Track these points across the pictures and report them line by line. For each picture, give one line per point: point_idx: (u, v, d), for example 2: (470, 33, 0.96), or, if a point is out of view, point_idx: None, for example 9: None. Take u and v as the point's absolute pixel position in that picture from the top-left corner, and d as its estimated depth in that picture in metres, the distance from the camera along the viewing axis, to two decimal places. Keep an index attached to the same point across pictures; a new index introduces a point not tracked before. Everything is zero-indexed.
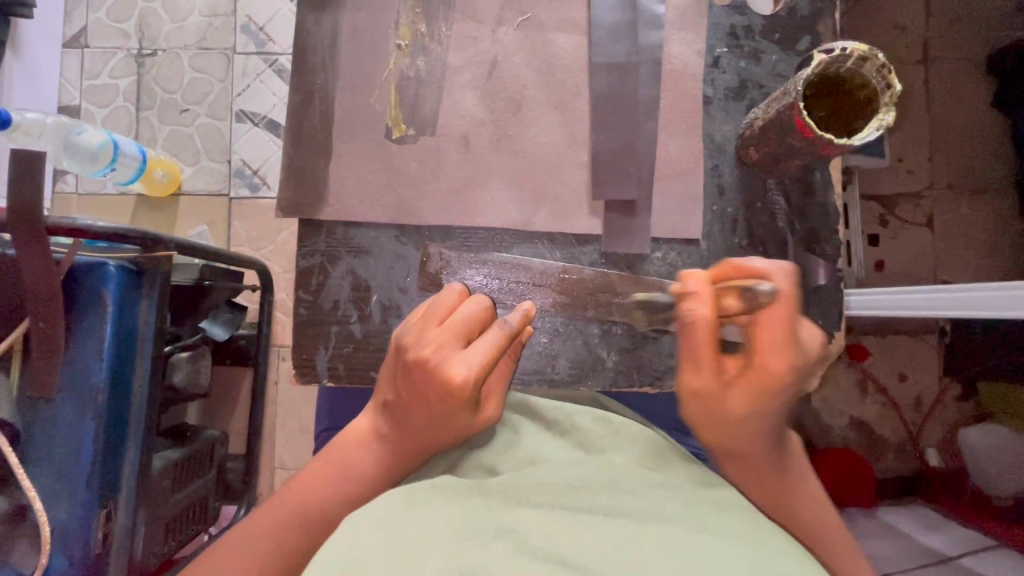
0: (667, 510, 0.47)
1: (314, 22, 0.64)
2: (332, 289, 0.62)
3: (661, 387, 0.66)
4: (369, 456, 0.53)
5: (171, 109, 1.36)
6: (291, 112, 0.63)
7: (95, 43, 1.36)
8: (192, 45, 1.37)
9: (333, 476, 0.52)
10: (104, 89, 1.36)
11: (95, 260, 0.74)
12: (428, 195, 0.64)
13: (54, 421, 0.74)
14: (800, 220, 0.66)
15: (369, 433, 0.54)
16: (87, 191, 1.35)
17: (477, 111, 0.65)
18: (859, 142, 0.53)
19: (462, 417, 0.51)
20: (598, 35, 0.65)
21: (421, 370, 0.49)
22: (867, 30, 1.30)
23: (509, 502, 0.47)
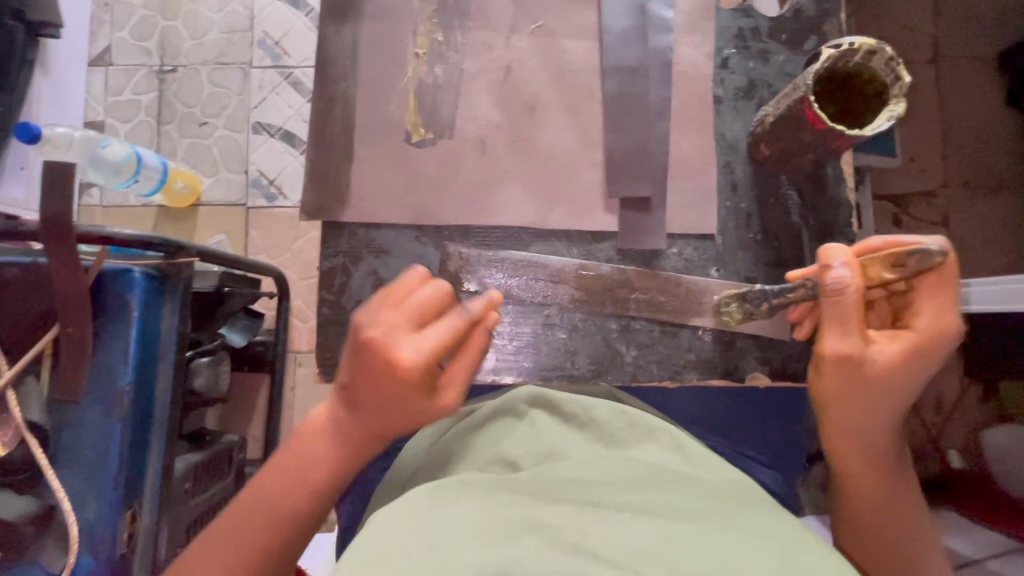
0: (691, 508, 0.47)
1: (336, 34, 0.67)
2: (354, 289, 0.64)
3: (682, 381, 0.65)
4: (329, 456, 0.49)
5: (191, 122, 1.41)
6: (314, 119, 0.66)
7: (119, 61, 1.41)
8: (210, 61, 1.41)
9: (297, 480, 0.48)
10: (127, 105, 1.41)
11: (123, 266, 0.77)
12: (446, 196, 0.65)
13: (82, 424, 0.77)
14: (813, 215, 0.67)
15: (322, 431, 0.49)
16: (111, 203, 1.39)
17: (493, 115, 0.67)
18: (871, 133, 0.54)
19: (417, 406, 0.46)
20: (609, 40, 0.67)
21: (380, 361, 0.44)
22: (874, 32, 1.31)
23: (537, 498, 0.48)
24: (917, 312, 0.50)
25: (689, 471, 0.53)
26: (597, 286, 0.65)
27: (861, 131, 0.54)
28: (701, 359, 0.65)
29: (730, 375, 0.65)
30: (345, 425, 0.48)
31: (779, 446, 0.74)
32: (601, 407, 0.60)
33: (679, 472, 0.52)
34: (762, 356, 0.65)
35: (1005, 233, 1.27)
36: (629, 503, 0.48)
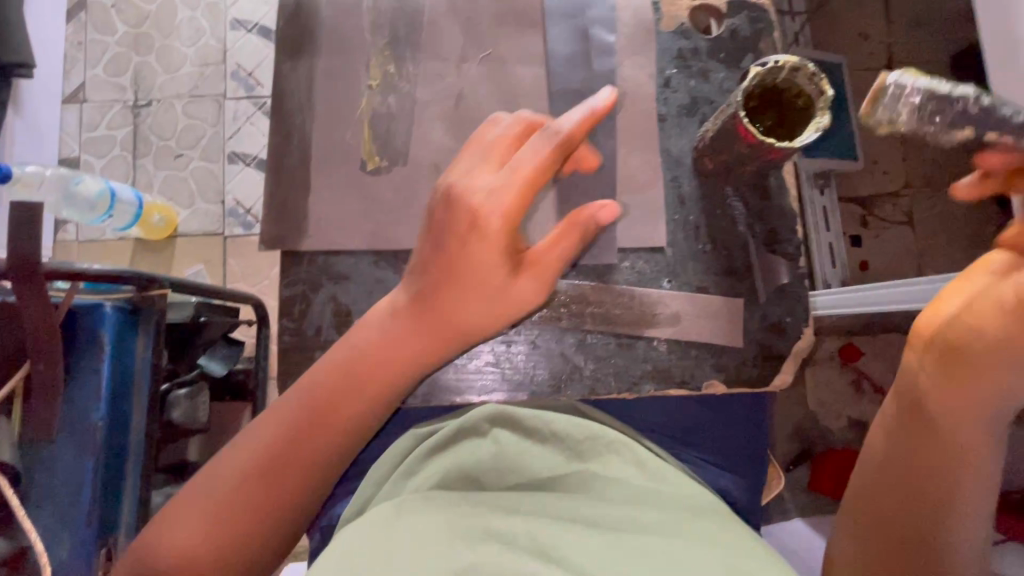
0: (643, 521, 0.51)
1: (291, 69, 0.69)
2: (314, 315, 0.65)
3: (640, 392, 0.67)
4: (378, 343, 0.54)
5: (167, 154, 1.42)
6: (271, 151, 0.67)
7: (94, 97, 1.43)
8: (185, 94, 1.43)
9: (363, 366, 0.54)
10: (101, 140, 1.42)
11: (94, 301, 0.78)
12: (403, 220, 0.67)
13: (55, 462, 0.77)
14: (759, 223, 0.70)
15: (395, 319, 0.54)
16: (87, 238, 1.40)
17: (446, 141, 0.69)
18: (801, 144, 0.56)
19: (493, 272, 0.52)
20: (554, 65, 0.70)
21: (481, 234, 0.51)
22: (827, 42, 1.36)
23: (497, 510, 0.50)
24: None
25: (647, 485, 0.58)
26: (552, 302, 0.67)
27: (791, 142, 0.57)
28: (657, 369, 0.67)
29: (686, 384, 0.67)
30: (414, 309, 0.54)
31: (745, 450, 0.75)
32: (566, 424, 0.62)
33: (636, 486, 0.57)
34: (717, 363, 0.67)
35: (966, 230, 1.32)
36: (584, 518, 0.51)
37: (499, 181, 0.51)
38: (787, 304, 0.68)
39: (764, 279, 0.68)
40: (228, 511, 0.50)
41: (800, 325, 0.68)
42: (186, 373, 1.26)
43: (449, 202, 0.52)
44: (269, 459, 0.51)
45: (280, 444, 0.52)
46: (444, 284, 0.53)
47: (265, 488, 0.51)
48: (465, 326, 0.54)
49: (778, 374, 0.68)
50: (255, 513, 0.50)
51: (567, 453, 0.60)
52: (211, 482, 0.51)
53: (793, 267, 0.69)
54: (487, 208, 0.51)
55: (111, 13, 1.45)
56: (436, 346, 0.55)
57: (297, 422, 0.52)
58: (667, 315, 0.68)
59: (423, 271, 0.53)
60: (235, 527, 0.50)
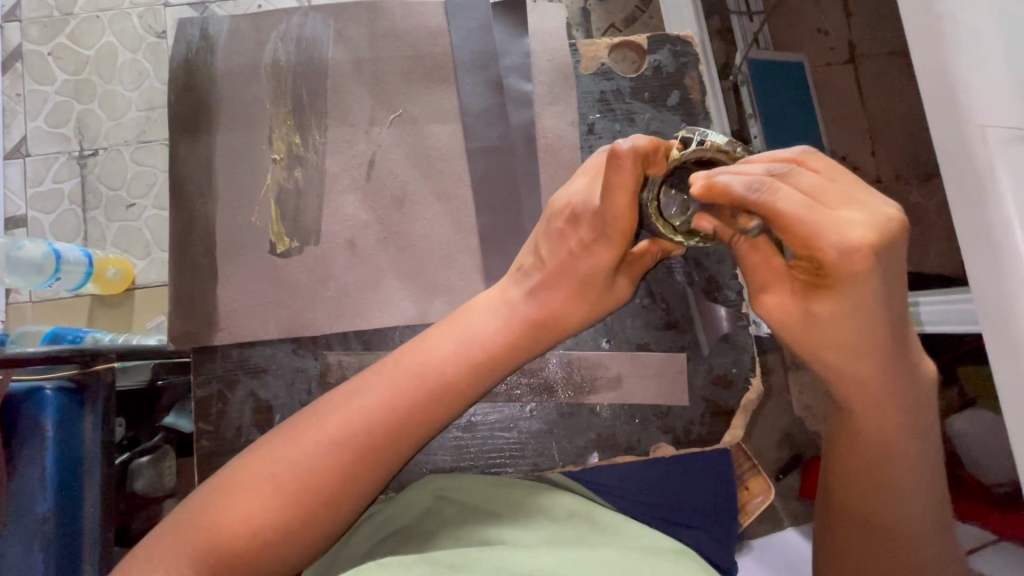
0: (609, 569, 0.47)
1: (189, 148, 0.65)
2: (233, 414, 0.62)
3: (586, 463, 0.63)
4: (520, 338, 0.55)
5: (117, 205, 1.30)
6: (174, 240, 0.63)
7: (36, 151, 1.30)
8: (132, 140, 1.31)
9: (382, 421, 0.50)
10: (49, 195, 1.30)
11: (32, 383, 0.75)
12: (319, 304, 0.63)
13: (4, 556, 0.73)
14: (698, 271, 0.66)
15: (516, 320, 0.55)
16: (42, 298, 1.27)
17: (361, 214, 0.65)
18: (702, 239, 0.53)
19: (563, 310, 0.56)
20: (470, 121, 0.66)
21: (584, 249, 0.55)
22: (788, 37, 1.29)
23: (455, 568, 0.47)
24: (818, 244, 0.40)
25: (605, 538, 0.53)
26: None
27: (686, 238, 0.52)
28: (602, 436, 0.63)
29: (634, 450, 0.64)
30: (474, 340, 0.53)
31: (707, 507, 0.70)
32: (510, 486, 0.59)
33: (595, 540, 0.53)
34: (663, 425, 0.64)
35: None
36: (545, 567, 0.47)
37: (589, 196, 0.55)
38: (732, 355, 0.65)
39: (706, 330, 0.65)
40: (283, 527, 0.46)
41: (748, 375, 0.64)
42: (147, 439, 1.14)
43: (550, 222, 0.56)
44: (326, 474, 0.47)
45: (342, 462, 0.48)
46: (545, 279, 0.55)
47: (294, 517, 0.47)
48: (569, 320, 0.56)
49: (729, 430, 0.64)
50: (297, 525, 0.47)
51: (514, 509, 0.56)
52: (235, 500, 0.46)
53: (736, 315, 0.65)
54: (585, 216, 0.55)
55: (48, 61, 1.32)
56: (541, 342, 0.56)
57: (348, 432, 0.49)
58: (607, 378, 0.64)
59: (531, 280, 0.56)
60: (275, 542, 0.46)
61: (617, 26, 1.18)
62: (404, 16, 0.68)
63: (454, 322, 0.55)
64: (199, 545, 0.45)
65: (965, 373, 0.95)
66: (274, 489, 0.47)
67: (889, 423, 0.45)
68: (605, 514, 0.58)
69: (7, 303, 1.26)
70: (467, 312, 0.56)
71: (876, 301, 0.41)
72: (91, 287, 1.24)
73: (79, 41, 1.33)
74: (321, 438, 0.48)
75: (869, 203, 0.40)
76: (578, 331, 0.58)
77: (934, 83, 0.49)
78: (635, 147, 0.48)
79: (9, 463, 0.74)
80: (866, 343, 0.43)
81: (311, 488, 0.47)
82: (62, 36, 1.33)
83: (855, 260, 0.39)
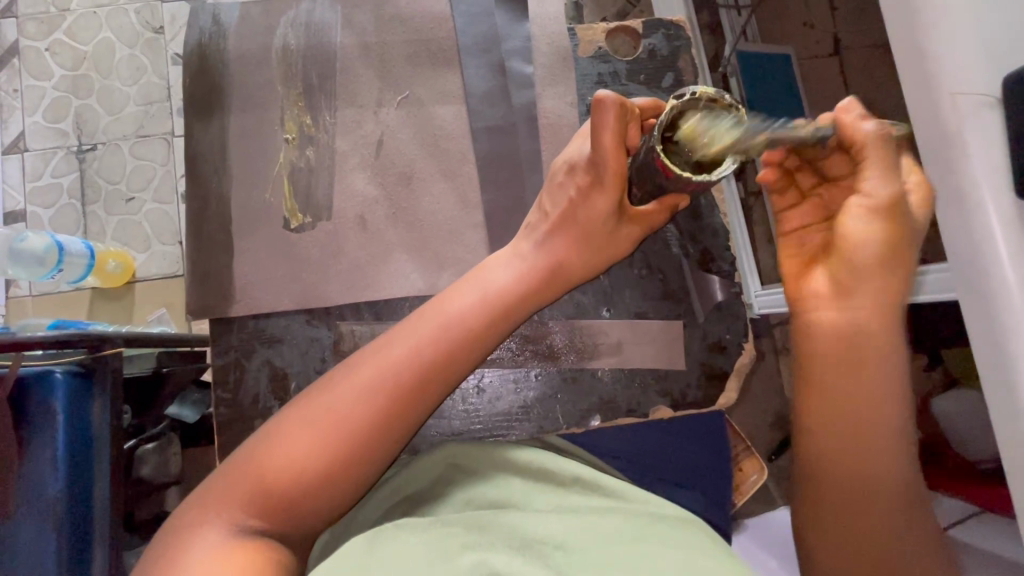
0: (611, 537, 0.51)
1: (202, 129, 0.68)
2: (250, 382, 0.64)
3: (587, 426, 0.66)
4: (534, 287, 0.58)
5: (116, 199, 1.31)
6: (189, 219, 0.66)
7: (34, 146, 1.32)
8: (130, 134, 1.33)
9: (416, 363, 0.52)
10: (47, 190, 1.31)
11: (44, 367, 0.77)
12: (331, 277, 0.66)
13: (17, 538, 0.76)
14: (693, 244, 0.69)
15: (528, 272, 0.58)
16: (41, 292, 1.28)
17: (370, 191, 0.67)
18: (719, 178, 0.49)
19: (568, 255, 0.59)
20: (473, 102, 0.69)
21: (583, 198, 0.58)
22: (775, 29, 1.33)
23: (470, 527, 0.51)
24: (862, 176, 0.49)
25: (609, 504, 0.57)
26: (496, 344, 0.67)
27: (707, 176, 0.49)
28: (603, 400, 0.67)
29: (634, 413, 0.67)
30: (497, 287, 0.56)
31: (704, 471, 0.73)
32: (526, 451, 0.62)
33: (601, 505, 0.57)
34: (662, 389, 0.67)
35: None
36: (556, 534, 0.51)
37: (586, 153, 0.59)
38: (727, 321, 0.68)
39: (702, 299, 0.69)
40: (328, 468, 0.48)
41: (740, 340, 0.68)
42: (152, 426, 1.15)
43: (554, 177, 0.61)
44: (364, 413, 0.50)
45: (377, 407, 0.50)
46: (550, 227, 0.59)
47: (336, 460, 0.49)
48: (574, 265, 0.59)
49: (725, 393, 0.67)
50: (341, 465, 0.49)
51: (528, 472, 0.60)
52: (278, 449, 0.49)
53: (730, 284, 0.69)
54: (580, 166, 0.59)
55: (45, 57, 1.34)
56: (551, 290, 0.58)
57: (384, 379, 0.51)
58: (608, 344, 0.67)
59: (537, 232, 0.60)
60: (319, 482, 0.48)
61: (608, 20, 1.21)
62: (409, 3, 0.71)
63: (475, 274, 0.58)
64: (247, 493, 0.48)
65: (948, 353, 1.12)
66: (317, 435, 0.49)
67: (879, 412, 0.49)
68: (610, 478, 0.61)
69: (7, 297, 1.27)
70: (485, 265, 0.59)
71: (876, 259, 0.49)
72: (93, 279, 1.26)
73: (77, 37, 1.34)
74: (358, 383, 0.51)
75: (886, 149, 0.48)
76: (582, 279, 0.61)
77: (914, 64, 0.53)
78: (616, 96, 0.53)
79: (20, 447, 0.77)
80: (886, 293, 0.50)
81: (349, 432, 0.49)
82: (59, 33, 1.34)
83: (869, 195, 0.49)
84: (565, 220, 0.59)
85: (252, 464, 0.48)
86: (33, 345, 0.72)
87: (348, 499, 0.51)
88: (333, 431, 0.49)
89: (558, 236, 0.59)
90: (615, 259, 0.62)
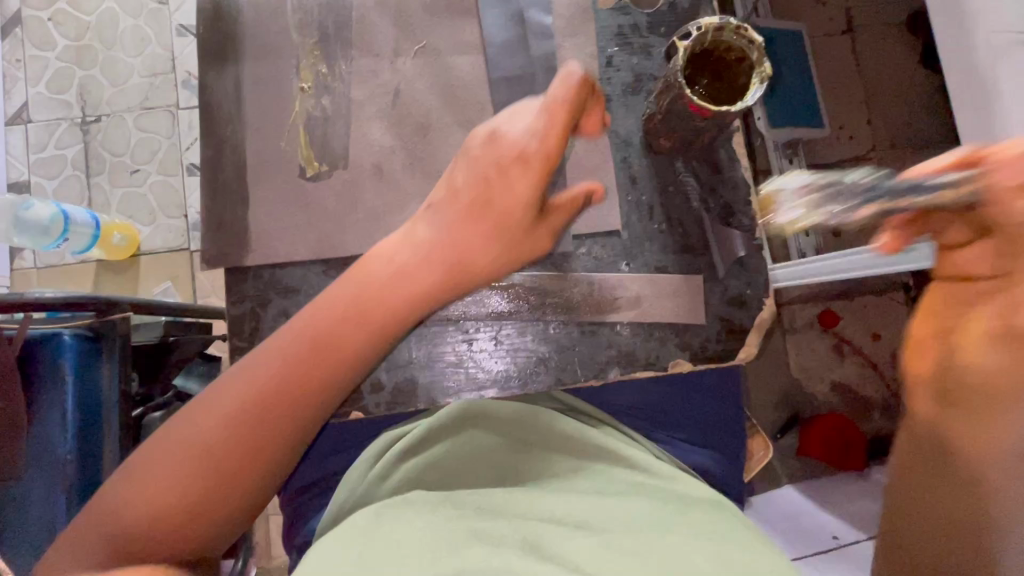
0: (606, 518, 0.54)
1: (217, 77, 0.67)
2: (265, 331, 0.64)
3: (605, 378, 0.67)
4: (445, 274, 0.52)
5: (120, 171, 1.28)
6: (205, 167, 0.65)
7: (38, 117, 1.29)
8: (135, 106, 1.29)
9: (317, 352, 0.48)
10: (51, 161, 1.28)
11: (50, 329, 0.76)
12: (348, 226, 0.65)
13: (27, 498, 0.75)
14: (713, 198, 0.70)
15: (456, 241, 0.52)
16: (46, 264, 1.26)
17: (387, 140, 0.67)
18: (750, 100, 0.57)
19: (490, 249, 0.52)
20: (493, 52, 0.68)
21: (506, 178, 0.52)
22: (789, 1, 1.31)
23: (482, 513, 0.54)
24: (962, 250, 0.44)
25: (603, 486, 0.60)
26: (509, 297, 0.67)
27: (740, 103, 0.57)
28: (622, 353, 0.67)
29: (653, 366, 0.67)
30: (404, 271, 0.51)
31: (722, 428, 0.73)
32: (514, 419, 0.66)
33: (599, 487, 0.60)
34: (682, 342, 0.67)
35: None
36: (571, 515, 0.55)
37: (511, 126, 0.52)
38: (744, 277, 0.68)
39: (722, 253, 0.68)
40: (227, 466, 0.46)
41: (759, 295, 0.68)
42: (160, 395, 1.10)
43: (468, 149, 0.54)
44: (248, 421, 0.46)
45: (257, 411, 0.46)
46: (463, 213, 0.52)
47: (219, 475, 0.45)
48: (483, 259, 0.52)
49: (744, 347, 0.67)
50: (256, 445, 0.46)
51: (525, 450, 0.63)
52: (162, 467, 0.45)
53: (750, 239, 0.69)
54: (506, 138, 0.52)
55: (47, 26, 1.31)
56: (457, 280, 0.52)
57: (299, 342, 0.48)
58: (627, 298, 0.67)
59: (465, 197, 0.53)
60: (191, 504, 0.45)
61: None
62: None
63: (401, 238, 0.53)
64: (144, 510, 0.45)
65: None
66: (234, 407, 0.46)
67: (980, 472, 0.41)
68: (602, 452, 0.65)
69: (11, 268, 1.25)
70: (410, 228, 0.53)
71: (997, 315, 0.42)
72: (97, 252, 1.23)
73: (79, 5, 1.31)
74: (247, 387, 0.47)
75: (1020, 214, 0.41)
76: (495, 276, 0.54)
77: None
78: (585, 74, 0.51)
79: (28, 409, 0.76)
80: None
81: (230, 446, 0.46)
82: None
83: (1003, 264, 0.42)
84: (483, 202, 0.52)
85: (142, 480, 0.45)
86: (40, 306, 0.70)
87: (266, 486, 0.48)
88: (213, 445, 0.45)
89: (473, 223, 0.52)
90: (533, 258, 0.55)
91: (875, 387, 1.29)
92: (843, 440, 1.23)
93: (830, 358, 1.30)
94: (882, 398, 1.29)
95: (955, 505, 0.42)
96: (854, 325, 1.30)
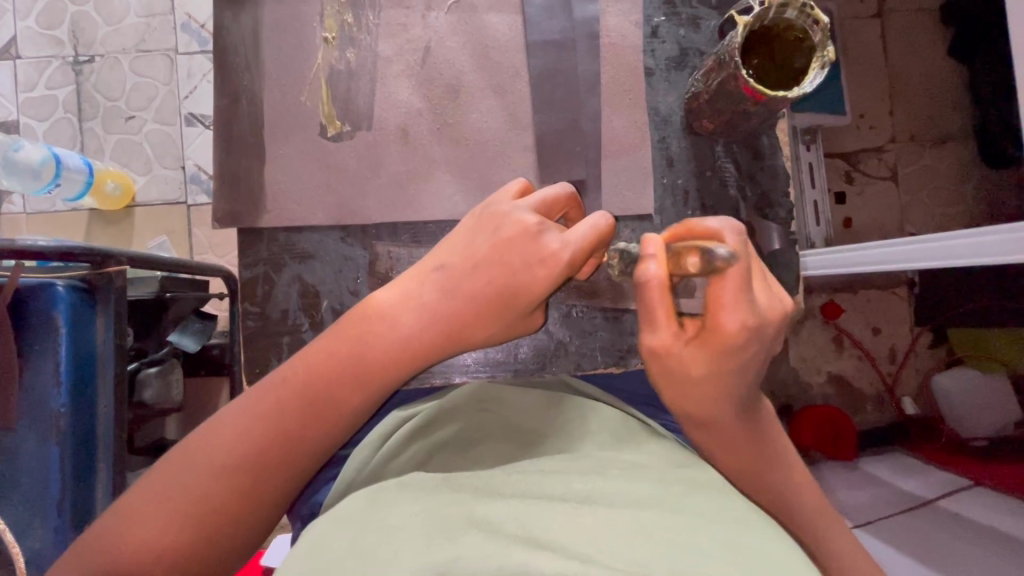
0: (644, 495, 0.40)
1: (233, 20, 0.61)
2: (279, 297, 0.61)
3: (628, 365, 0.69)
4: (467, 327, 0.48)
5: (115, 117, 1.21)
6: (218, 117, 0.61)
7: (28, 53, 1.21)
8: (131, 48, 1.21)
9: (329, 395, 0.47)
10: (42, 102, 1.20)
11: (45, 279, 0.72)
12: (370, 192, 0.62)
13: (19, 449, 0.72)
14: (751, 184, 0.67)
15: (478, 284, 0.48)
16: (37, 211, 1.20)
17: (414, 101, 0.63)
18: (810, 86, 0.53)
19: (510, 311, 0.49)
20: (531, 12, 0.64)
21: (536, 232, 0.48)
22: None
23: (479, 494, 0.39)
24: (715, 309, 0.40)
25: (642, 459, 0.47)
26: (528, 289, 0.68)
27: (798, 88, 0.53)
28: None
29: None
30: (426, 314, 0.48)
31: None
32: (547, 406, 0.55)
33: (641, 462, 0.46)
34: None
35: (952, 185, 1.26)
36: (577, 497, 0.40)
37: (530, 223, 0.48)
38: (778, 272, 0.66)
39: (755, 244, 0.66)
40: (240, 485, 0.44)
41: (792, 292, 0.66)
42: (155, 351, 1.03)
43: (494, 203, 0.51)
44: (264, 451, 0.45)
45: (276, 435, 0.45)
46: (473, 266, 0.48)
47: (239, 494, 0.44)
48: (485, 330, 0.49)
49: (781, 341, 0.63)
50: (250, 494, 0.45)
51: (560, 430, 0.52)
52: (183, 475, 0.44)
53: (787, 232, 0.66)
54: (527, 226, 0.48)
55: None
56: (463, 340, 0.49)
57: (310, 383, 0.47)
58: None
59: (492, 235, 0.49)
60: (212, 516, 0.44)
61: None
62: None
63: (423, 276, 0.50)
64: (163, 502, 0.43)
65: (953, 335, 1.19)
66: (245, 437, 0.45)
67: (720, 441, 0.48)
68: (643, 430, 0.52)
69: None
70: (434, 264, 0.50)
71: (704, 354, 0.42)
72: (89, 200, 1.17)
73: None
74: (261, 412, 0.46)
75: (738, 284, 0.39)
76: (491, 344, 0.51)
77: None
78: (612, 220, 0.49)
79: (20, 362, 0.72)
80: (728, 378, 0.44)
81: (247, 470, 0.44)
82: None
83: (734, 330, 0.40)
84: (502, 234, 0.49)
85: (164, 477, 0.44)
86: (28, 256, 0.64)
87: (259, 530, 0.47)
88: (230, 465, 0.44)
89: (483, 263, 0.48)
90: (526, 334, 0.53)
91: (871, 381, 1.23)
92: (838, 432, 1.10)
93: (831, 349, 1.23)
94: (876, 391, 1.23)
95: (723, 458, 0.48)
96: (854, 317, 1.23)
